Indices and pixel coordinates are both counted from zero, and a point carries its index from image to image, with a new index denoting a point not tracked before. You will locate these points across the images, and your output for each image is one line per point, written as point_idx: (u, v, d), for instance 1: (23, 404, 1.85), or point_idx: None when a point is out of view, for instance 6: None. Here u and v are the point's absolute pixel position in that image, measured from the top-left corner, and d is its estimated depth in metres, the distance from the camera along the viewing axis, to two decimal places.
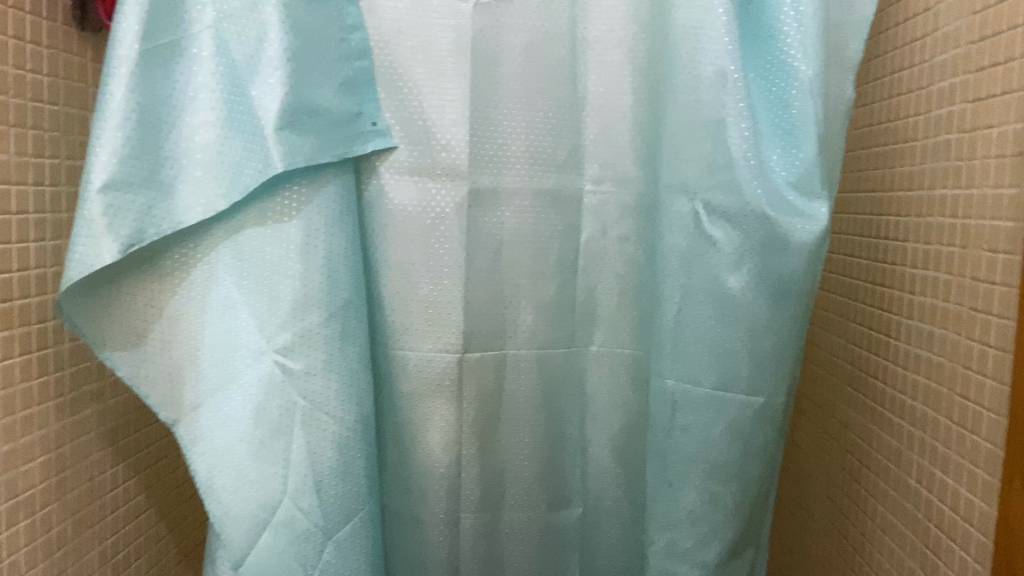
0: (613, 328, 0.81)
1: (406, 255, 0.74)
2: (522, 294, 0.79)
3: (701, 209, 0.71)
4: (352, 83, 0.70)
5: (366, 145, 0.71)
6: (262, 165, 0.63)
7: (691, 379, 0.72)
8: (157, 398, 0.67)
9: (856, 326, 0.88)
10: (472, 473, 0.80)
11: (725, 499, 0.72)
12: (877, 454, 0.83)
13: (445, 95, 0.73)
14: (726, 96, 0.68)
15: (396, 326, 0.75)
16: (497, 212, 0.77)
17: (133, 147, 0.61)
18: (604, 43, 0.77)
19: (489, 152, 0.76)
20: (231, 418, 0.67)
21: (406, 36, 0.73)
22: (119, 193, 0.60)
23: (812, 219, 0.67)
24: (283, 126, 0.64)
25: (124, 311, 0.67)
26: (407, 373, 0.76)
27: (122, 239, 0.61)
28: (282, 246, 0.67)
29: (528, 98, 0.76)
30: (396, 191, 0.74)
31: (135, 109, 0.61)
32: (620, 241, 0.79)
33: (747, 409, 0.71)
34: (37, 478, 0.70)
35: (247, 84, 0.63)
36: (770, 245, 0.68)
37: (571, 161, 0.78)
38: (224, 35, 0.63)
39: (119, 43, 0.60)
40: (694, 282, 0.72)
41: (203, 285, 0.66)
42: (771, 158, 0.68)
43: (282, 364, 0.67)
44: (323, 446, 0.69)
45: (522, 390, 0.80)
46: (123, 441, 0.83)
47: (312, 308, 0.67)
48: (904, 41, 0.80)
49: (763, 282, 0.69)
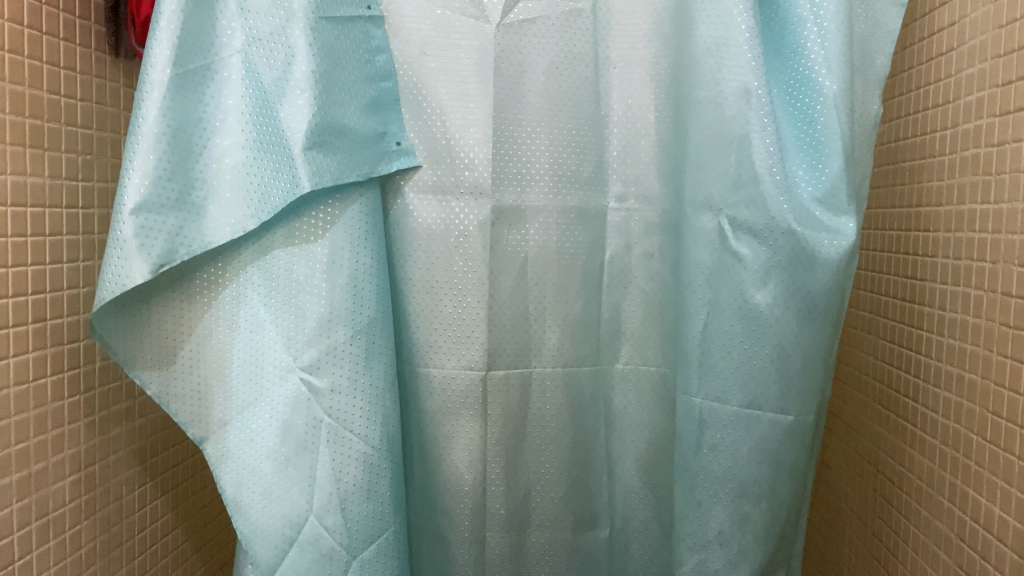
0: (639, 346, 0.81)
1: (431, 273, 0.75)
2: (548, 312, 0.78)
3: (726, 224, 0.70)
4: (377, 104, 0.71)
5: (390, 165, 0.72)
6: (290, 185, 0.64)
7: (718, 396, 0.71)
8: (186, 416, 0.68)
9: (887, 343, 0.87)
10: (497, 492, 0.79)
11: (754, 520, 0.71)
12: (909, 473, 0.81)
13: (469, 114, 0.74)
14: (750, 112, 0.67)
15: (422, 344, 0.75)
16: (522, 230, 0.77)
17: (164, 169, 0.62)
18: (626, 61, 0.77)
19: (512, 171, 0.76)
20: (258, 435, 0.68)
21: (430, 57, 0.74)
22: (151, 214, 0.62)
23: (840, 233, 0.66)
24: (311, 146, 0.65)
25: (154, 330, 0.68)
26: (433, 390, 0.76)
27: (153, 260, 0.62)
28: (309, 265, 0.68)
29: (551, 116, 0.77)
30: (420, 210, 0.74)
31: (167, 132, 0.62)
32: (645, 257, 0.79)
33: (775, 426, 0.70)
34: (68, 496, 0.71)
35: (276, 105, 0.65)
36: (797, 260, 0.67)
37: (595, 178, 0.78)
38: (253, 58, 0.64)
39: (152, 67, 0.61)
40: (721, 298, 0.71)
41: (231, 305, 0.68)
42: (796, 173, 0.68)
43: (308, 382, 0.68)
44: (348, 465, 0.69)
45: (548, 409, 0.80)
46: (151, 460, 0.84)
47: (338, 325, 0.68)
48: (930, 55, 0.80)
49: (790, 298, 0.68)
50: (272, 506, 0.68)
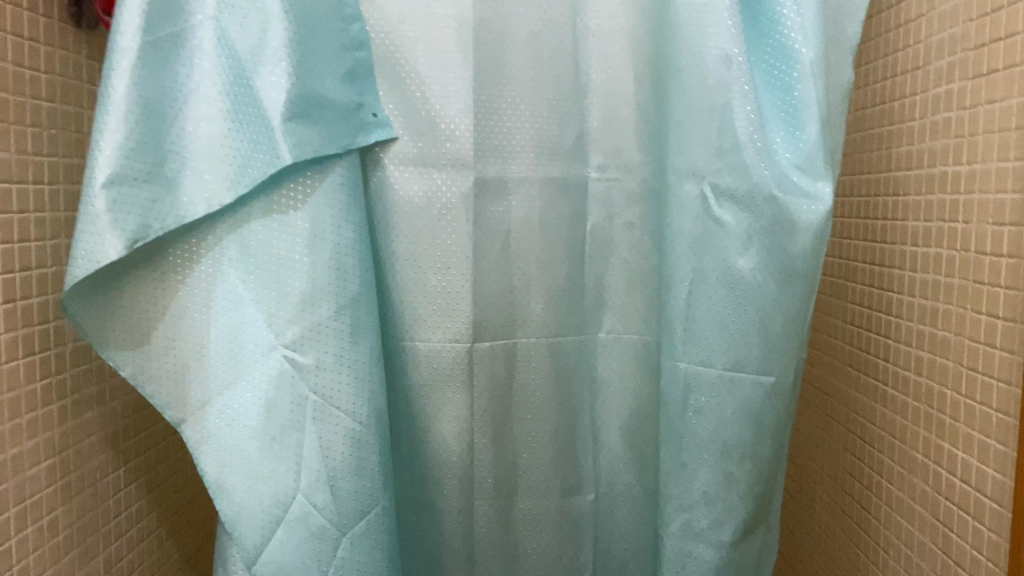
0: (622, 315, 0.81)
1: (415, 247, 0.74)
2: (532, 283, 0.78)
3: (709, 191, 0.71)
4: (354, 75, 0.70)
5: (369, 136, 0.71)
6: (270, 156, 0.64)
7: (703, 360, 0.72)
8: (163, 398, 0.68)
9: (856, 307, 0.90)
10: (485, 462, 0.79)
11: (740, 480, 0.72)
12: (882, 431, 0.84)
13: (449, 85, 0.73)
14: (732, 79, 0.68)
15: (407, 318, 0.75)
16: (505, 201, 0.76)
17: (136, 141, 0.61)
18: (605, 31, 0.76)
19: (494, 143, 0.75)
20: (241, 416, 0.67)
21: (408, 27, 0.72)
22: (123, 187, 0.61)
23: (818, 199, 0.67)
24: (291, 117, 0.64)
25: (128, 309, 0.67)
26: (419, 364, 0.76)
27: (127, 235, 0.61)
28: (289, 239, 0.67)
29: (532, 87, 0.76)
30: (402, 183, 0.73)
31: (138, 102, 0.61)
32: (626, 227, 0.79)
33: (758, 388, 0.71)
34: (44, 481, 0.69)
35: (251, 75, 0.64)
36: (778, 227, 0.68)
37: (576, 148, 0.78)
38: (226, 25, 0.63)
39: (121, 35, 0.61)
40: (705, 266, 0.71)
41: (207, 282, 0.67)
42: (776, 140, 0.68)
43: (292, 359, 0.67)
44: (336, 442, 0.69)
45: (533, 379, 0.80)
46: (125, 444, 0.82)
47: (321, 301, 0.68)
48: (899, 23, 0.81)
49: (772, 263, 0.69)
50: (258, 485, 0.67)
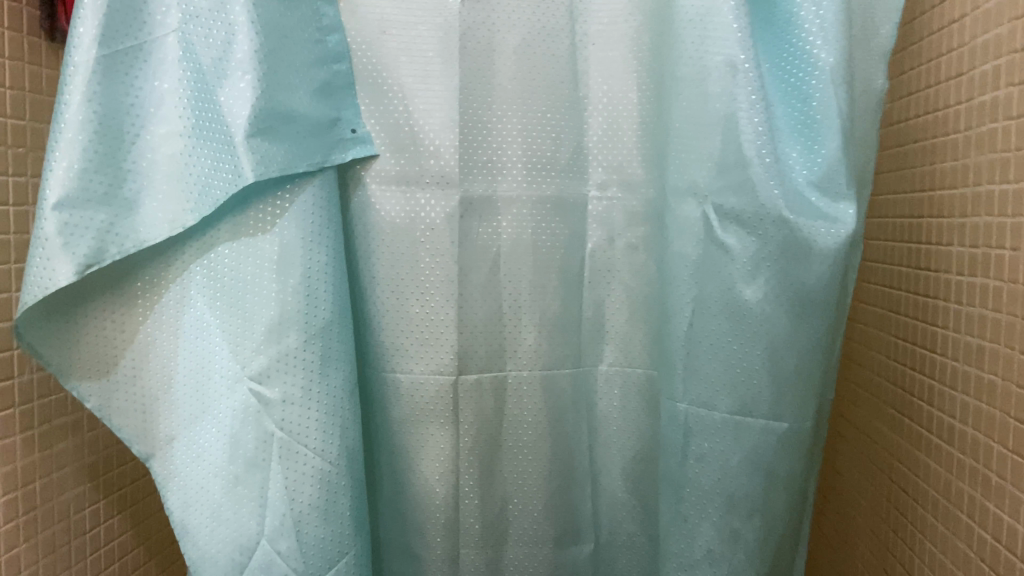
0: (624, 346, 0.74)
1: (398, 271, 0.69)
2: (524, 311, 0.72)
3: (712, 213, 0.63)
4: (330, 88, 0.66)
5: (346, 153, 0.67)
6: (233, 175, 0.59)
7: (705, 402, 0.64)
8: (130, 431, 0.64)
9: (898, 340, 0.81)
10: (471, 506, 0.73)
11: (747, 538, 0.64)
12: (924, 484, 0.74)
13: (433, 98, 0.68)
14: (738, 89, 0.61)
15: (388, 347, 0.70)
16: (494, 223, 0.71)
17: (91, 161, 0.58)
18: (605, 38, 0.70)
19: (482, 159, 0.70)
20: (205, 451, 0.64)
21: (390, 36, 0.68)
22: (75, 210, 0.57)
23: (839, 222, 0.59)
24: (254, 133, 0.60)
25: (91, 337, 0.64)
26: (400, 397, 0.70)
27: (79, 260, 0.57)
28: (256, 263, 0.63)
29: (524, 99, 0.70)
30: (383, 203, 0.69)
31: (93, 119, 0.58)
32: (629, 250, 0.73)
33: (767, 435, 0.62)
34: (3, 518, 0.66)
35: (215, 89, 0.60)
36: (790, 253, 0.60)
37: (573, 164, 0.72)
38: (190, 37, 0.59)
39: (75, 48, 0.57)
40: (706, 294, 0.64)
41: (174, 308, 0.64)
42: (789, 156, 0.61)
43: (257, 392, 0.63)
44: (303, 482, 0.64)
45: (527, 416, 0.73)
46: (105, 476, 0.79)
47: (290, 329, 0.63)
48: (940, 24, 0.73)
49: (784, 292, 0.61)
50: (220, 529, 0.64)
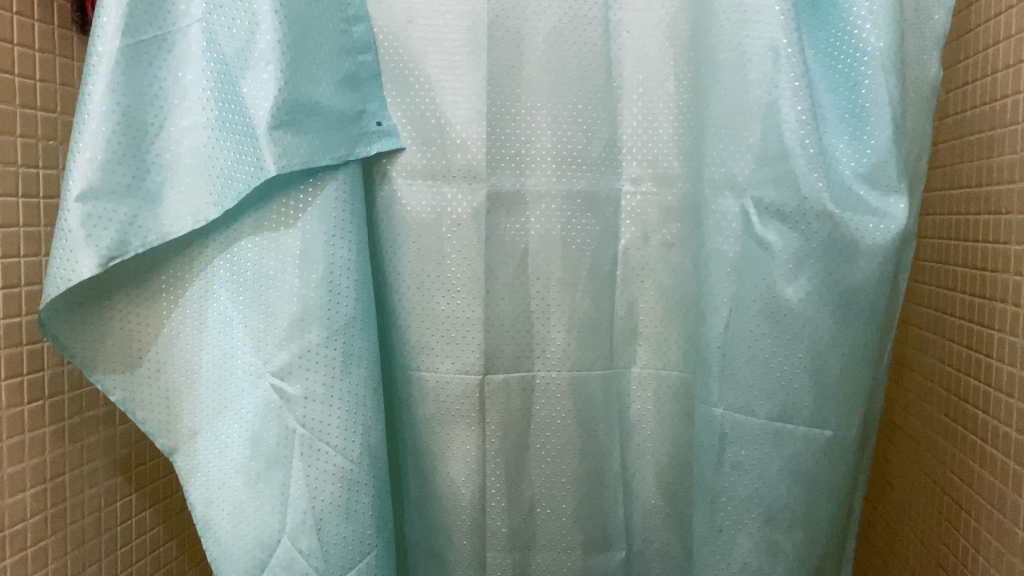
0: (658, 347, 0.71)
1: (423, 267, 0.67)
2: (553, 309, 0.70)
3: (751, 207, 0.59)
4: (355, 79, 0.64)
5: (370, 147, 0.65)
6: (255, 168, 0.58)
7: (742, 407, 0.60)
8: (154, 424, 0.64)
9: (952, 344, 0.76)
10: (498, 508, 0.71)
11: (786, 551, 0.60)
12: (978, 497, 0.70)
13: (461, 90, 0.66)
14: (780, 75, 0.57)
15: (413, 345, 0.68)
16: (522, 218, 0.68)
17: (115, 152, 0.57)
18: (640, 26, 0.68)
19: (510, 152, 0.68)
20: (227, 446, 0.63)
21: (417, 25, 0.66)
22: (99, 201, 0.57)
23: (888, 217, 0.56)
24: (277, 125, 0.58)
25: (117, 329, 0.63)
26: (426, 396, 0.69)
27: (102, 252, 0.57)
28: (279, 258, 0.61)
29: (555, 90, 0.68)
30: (408, 196, 0.67)
31: (117, 110, 0.57)
32: (664, 247, 0.70)
33: (810, 443, 0.59)
34: (30, 510, 0.66)
35: (238, 79, 0.59)
36: (834, 250, 0.57)
37: (606, 158, 0.69)
38: (213, 27, 0.58)
39: (100, 38, 0.56)
40: (745, 293, 0.59)
41: (198, 302, 0.63)
42: (836, 146, 0.58)
43: (279, 388, 0.61)
44: (324, 481, 0.62)
45: (556, 418, 0.71)
46: (136, 470, 0.78)
47: (312, 324, 0.61)
48: (998, 9, 0.68)
49: (828, 291, 0.57)
50: (241, 525, 0.62)
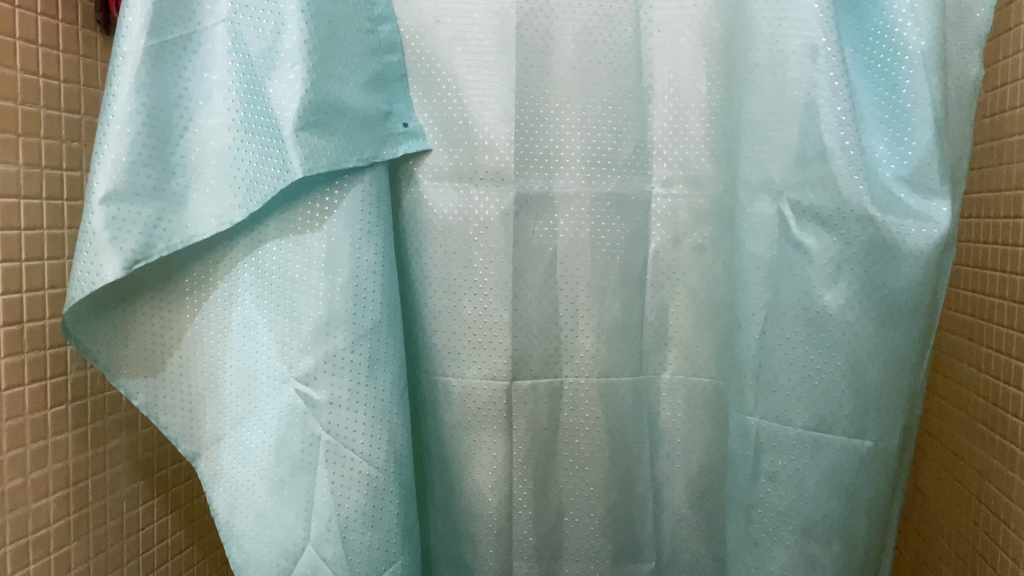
0: (689, 353, 0.69)
1: (449, 271, 0.66)
2: (582, 314, 0.68)
3: (788, 210, 0.58)
4: (382, 80, 0.63)
5: (396, 148, 0.64)
6: (281, 170, 0.57)
7: (779, 417, 0.58)
8: (177, 429, 0.63)
9: (989, 351, 0.74)
10: (525, 517, 0.69)
11: (824, 565, 0.58)
12: (1018, 509, 0.68)
13: (489, 90, 0.65)
14: (818, 74, 0.55)
15: (440, 350, 0.67)
16: (550, 220, 0.67)
17: (139, 153, 0.56)
18: (671, 25, 0.66)
19: (538, 154, 0.67)
20: (251, 452, 0.62)
21: (444, 25, 0.65)
22: (123, 204, 0.56)
23: (932, 222, 0.54)
24: (303, 126, 0.57)
25: (140, 333, 0.63)
26: (452, 402, 0.68)
27: (126, 255, 0.56)
28: (305, 261, 0.60)
29: (584, 90, 0.67)
30: (435, 199, 0.66)
31: (142, 111, 0.56)
32: (695, 251, 0.68)
33: (850, 454, 0.57)
34: (53, 516, 0.65)
35: (264, 80, 0.58)
36: (875, 255, 0.55)
37: (635, 159, 0.68)
38: (238, 26, 0.57)
39: (124, 38, 0.56)
40: (782, 299, 0.58)
41: (223, 307, 0.62)
42: (876, 149, 0.56)
43: (304, 394, 0.60)
44: (349, 488, 0.61)
45: (584, 425, 0.69)
46: (158, 474, 0.78)
47: (337, 329, 0.60)
48: None
49: (868, 297, 0.55)
50: (266, 532, 0.61)
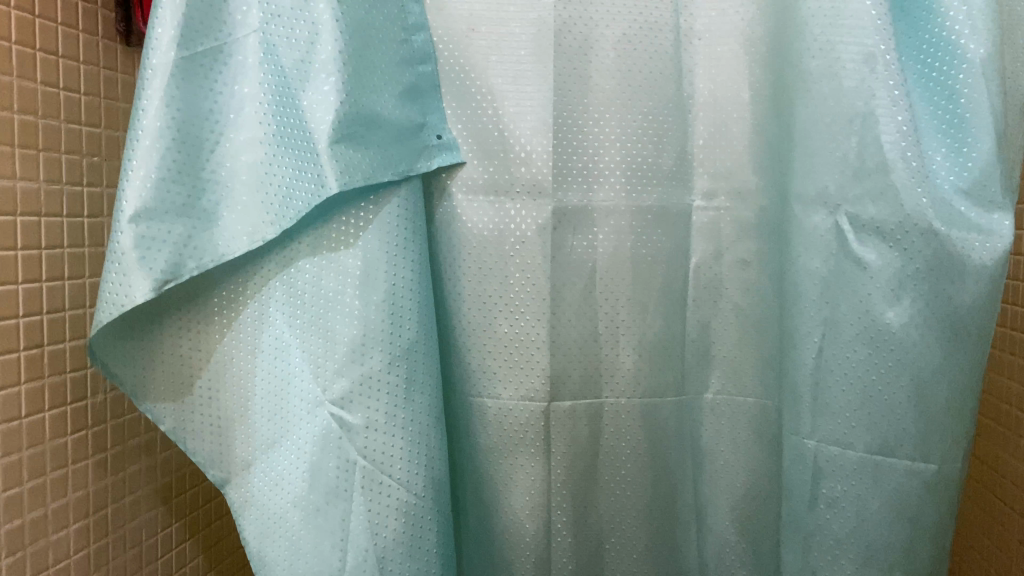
0: (733, 372, 0.67)
1: (486, 288, 0.64)
2: (622, 332, 0.66)
3: (846, 223, 0.56)
4: (415, 91, 0.61)
5: (431, 162, 0.62)
6: (316, 185, 0.55)
7: (838, 440, 0.57)
8: (205, 455, 0.61)
9: None
10: (564, 545, 0.67)
11: None
12: None
13: (526, 100, 0.63)
14: (876, 83, 0.54)
15: (475, 370, 0.65)
16: (589, 235, 0.65)
17: (169, 169, 0.54)
18: (713, 32, 0.64)
19: (575, 166, 0.64)
20: (283, 479, 0.59)
21: (479, 33, 0.63)
22: (153, 222, 0.54)
23: (994, 235, 0.51)
24: (338, 139, 0.55)
25: (167, 355, 0.60)
26: (488, 425, 0.65)
27: (156, 275, 0.53)
28: (338, 279, 0.58)
29: (623, 100, 0.64)
30: (471, 214, 0.64)
31: (172, 125, 0.54)
32: (738, 265, 0.66)
33: (913, 478, 0.55)
34: (74, 547, 0.63)
35: (298, 92, 0.55)
36: (939, 270, 0.53)
37: (676, 171, 0.65)
38: (271, 37, 0.55)
39: (154, 50, 0.54)
40: (840, 316, 0.56)
41: (253, 327, 0.59)
42: (934, 161, 0.53)
43: (339, 418, 0.58)
44: (386, 515, 0.58)
45: (624, 446, 0.67)
46: (178, 498, 0.75)
47: (373, 350, 0.57)
48: None
49: (933, 314, 0.53)
50: (299, 562, 0.59)
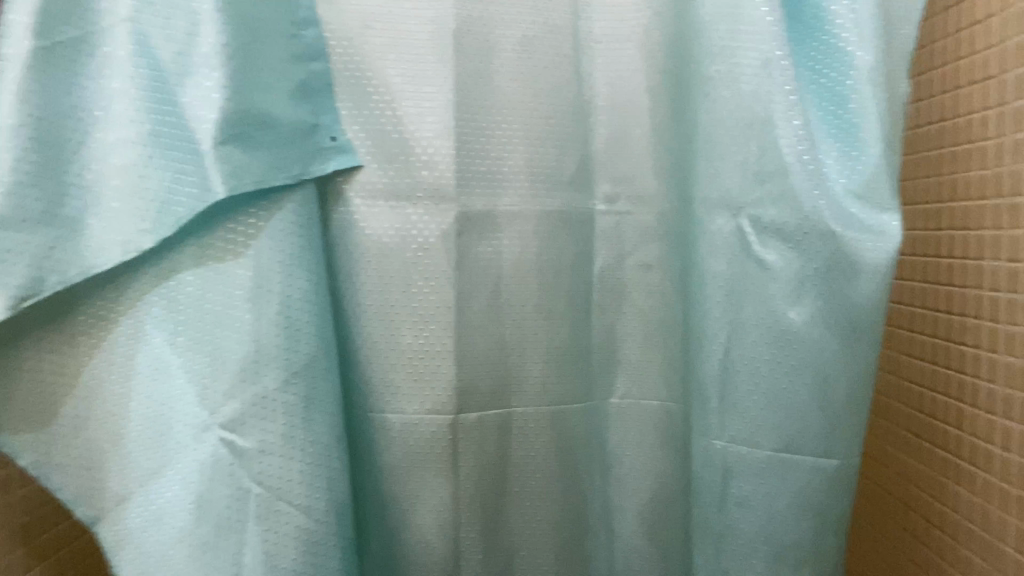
0: (640, 376, 0.68)
1: (389, 298, 0.61)
2: (529, 339, 0.65)
3: (748, 225, 0.57)
4: (307, 89, 0.57)
5: (327, 163, 0.58)
6: (199, 189, 0.50)
7: (745, 439, 0.58)
8: (72, 490, 0.55)
9: (915, 360, 0.77)
10: (473, 564, 0.65)
11: None
12: (953, 514, 0.70)
13: (425, 102, 0.60)
14: (774, 87, 0.55)
15: (377, 384, 0.62)
16: (494, 240, 0.63)
17: (25, 172, 0.48)
18: (612, 35, 0.64)
19: (479, 170, 0.62)
20: (165, 513, 0.53)
21: (375, 31, 0.60)
22: (7, 232, 0.47)
23: (884, 235, 0.53)
24: (224, 140, 0.51)
25: (27, 381, 0.54)
26: (392, 442, 0.62)
27: (13, 292, 0.47)
28: (226, 292, 0.53)
29: (524, 103, 0.63)
30: (370, 219, 0.60)
31: (29, 123, 0.48)
32: (641, 269, 0.66)
33: (818, 474, 0.57)
34: None
35: (176, 89, 0.51)
36: (837, 272, 0.55)
37: (579, 175, 0.65)
38: (145, 27, 0.50)
39: (6, 39, 0.47)
40: (745, 317, 0.57)
41: (126, 347, 0.54)
42: (828, 163, 0.55)
43: (229, 443, 0.52)
44: (285, 545, 0.54)
45: (533, 456, 0.66)
46: (39, 540, 0.67)
47: (266, 369, 0.53)
48: (957, 27, 0.70)
49: (832, 316, 0.55)
50: None
